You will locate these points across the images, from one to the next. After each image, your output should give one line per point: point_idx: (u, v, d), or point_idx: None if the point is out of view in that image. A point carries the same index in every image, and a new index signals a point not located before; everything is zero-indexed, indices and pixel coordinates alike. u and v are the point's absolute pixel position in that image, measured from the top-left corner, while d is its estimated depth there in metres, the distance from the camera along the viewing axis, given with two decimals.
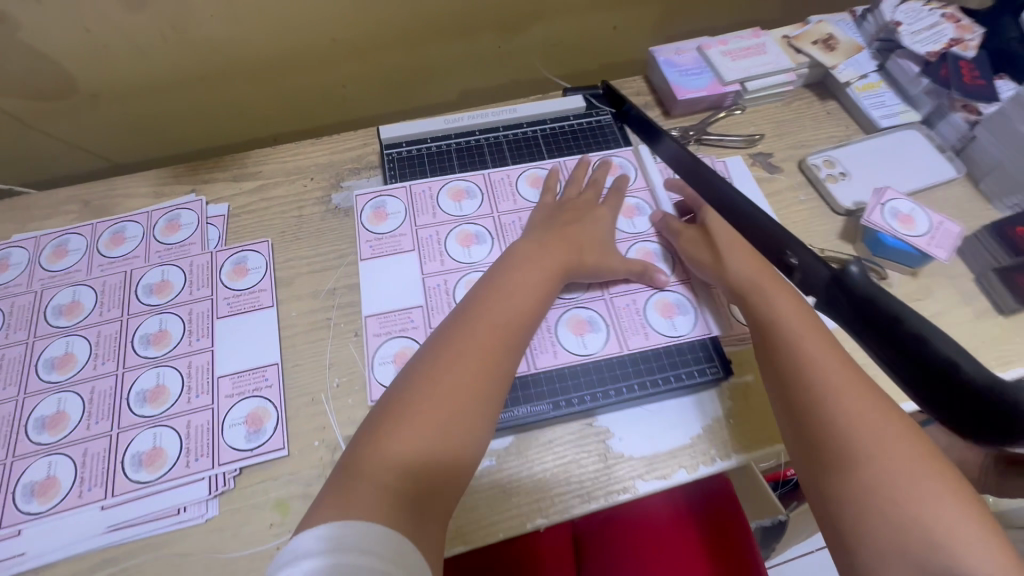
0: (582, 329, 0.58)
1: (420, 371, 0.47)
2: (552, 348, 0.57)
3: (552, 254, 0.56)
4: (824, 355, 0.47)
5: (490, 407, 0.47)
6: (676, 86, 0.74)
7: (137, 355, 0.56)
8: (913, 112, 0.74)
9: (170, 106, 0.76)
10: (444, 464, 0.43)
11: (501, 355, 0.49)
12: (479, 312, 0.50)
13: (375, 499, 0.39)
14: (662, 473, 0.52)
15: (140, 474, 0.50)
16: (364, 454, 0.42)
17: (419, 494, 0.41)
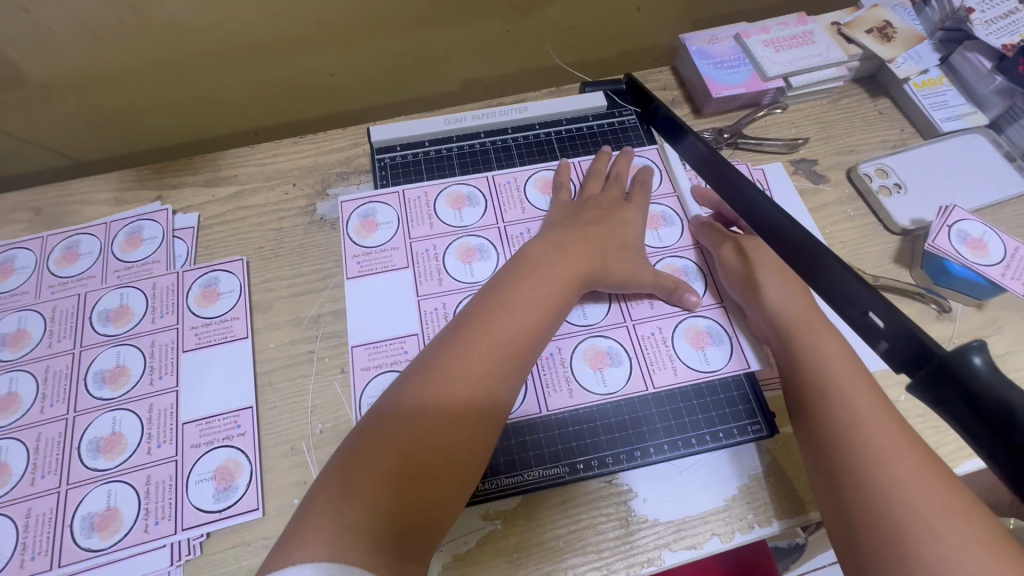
0: (600, 362, 0.50)
1: (406, 393, 0.40)
2: (566, 383, 0.49)
3: (571, 260, 0.48)
4: (874, 404, 0.40)
5: (484, 439, 0.40)
6: (710, 81, 0.64)
7: (90, 396, 0.49)
8: (980, 113, 0.65)
9: (133, 97, 0.67)
10: (423, 508, 0.36)
11: (501, 378, 0.42)
12: (477, 326, 0.43)
13: (345, 542, 0.33)
14: (692, 543, 0.45)
15: (91, 540, 0.44)
16: (334, 488, 0.36)
17: (398, 537, 0.34)
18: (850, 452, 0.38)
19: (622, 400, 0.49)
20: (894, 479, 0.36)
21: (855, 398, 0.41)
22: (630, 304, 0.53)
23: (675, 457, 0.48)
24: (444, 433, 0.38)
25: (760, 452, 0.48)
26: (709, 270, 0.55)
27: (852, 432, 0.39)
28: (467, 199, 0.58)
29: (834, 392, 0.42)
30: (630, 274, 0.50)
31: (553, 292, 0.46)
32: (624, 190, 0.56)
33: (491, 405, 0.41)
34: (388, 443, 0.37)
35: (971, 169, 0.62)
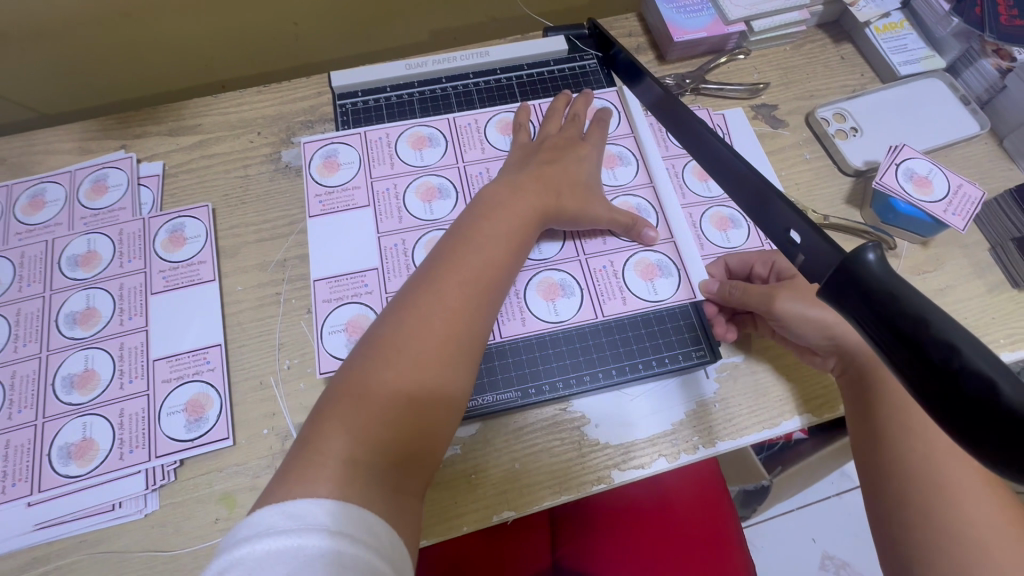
0: (553, 293, 0.52)
1: (382, 337, 0.41)
2: (522, 313, 0.52)
3: (524, 200, 0.49)
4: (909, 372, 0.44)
5: (464, 375, 0.42)
6: (673, 25, 0.65)
7: (62, 336, 0.51)
8: (937, 57, 0.65)
9: (94, 44, 0.66)
10: (413, 436, 0.38)
11: (475, 317, 0.43)
12: (448, 268, 0.44)
13: (340, 474, 0.35)
14: (640, 462, 0.48)
15: (68, 467, 0.46)
16: (323, 428, 0.37)
17: (391, 468, 0.37)
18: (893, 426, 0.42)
19: (573, 328, 0.52)
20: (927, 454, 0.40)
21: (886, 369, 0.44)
22: (585, 237, 0.55)
23: (626, 384, 0.51)
24: (423, 372, 0.40)
25: (706, 377, 0.51)
26: (661, 207, 0.57)
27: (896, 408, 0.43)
28: (429, 140, 0.58)
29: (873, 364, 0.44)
30: (584, 212, 0.52)
31: (514, 232, 0.48)
32: (581, 128, 0.57)
33: (468, 343, 0.42)
34: (373, 384, 0.39)
35: (926, 113, 0.63)
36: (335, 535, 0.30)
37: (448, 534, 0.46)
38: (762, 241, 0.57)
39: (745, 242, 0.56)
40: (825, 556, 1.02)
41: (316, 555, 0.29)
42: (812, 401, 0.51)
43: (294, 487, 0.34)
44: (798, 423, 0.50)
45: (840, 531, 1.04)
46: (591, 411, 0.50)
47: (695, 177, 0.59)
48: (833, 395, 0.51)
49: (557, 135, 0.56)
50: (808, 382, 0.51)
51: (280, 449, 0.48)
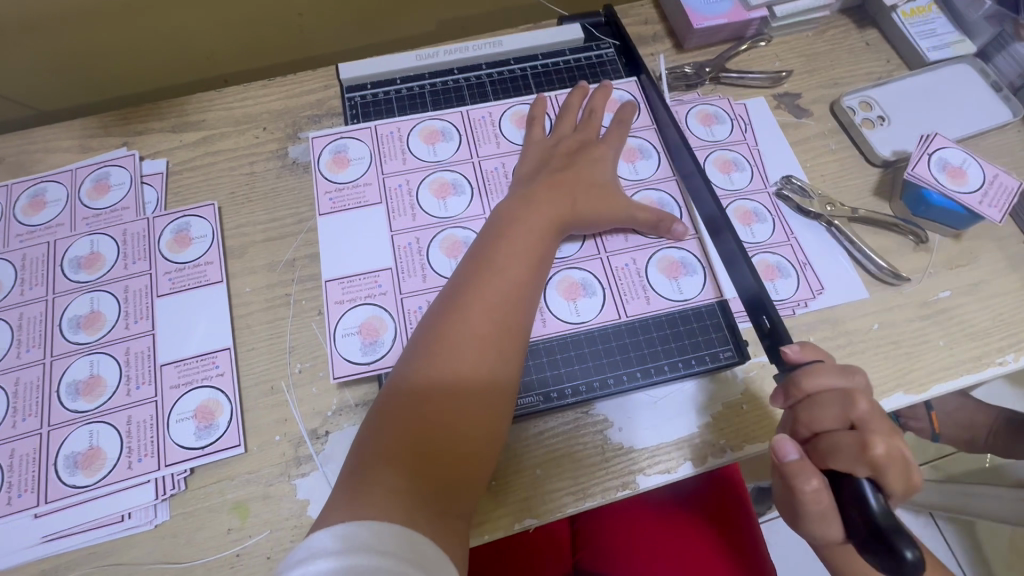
0: (573, 293, 0.51)
1: (421, 357, 0.41)
2: (545, 314, 0.50)
3: (542, 206, 0.48)
4: None
5: (498, 396, 0.41)
6: (692, 11, 0.62)
7: (66, 341, 0.49)
8: (967, 42, 0.63)
9: (93, 38, 0.64)
10: (459, 456, 0.38)
11: (505, 337, 0.42)
12: (480, 281, 0.43)
13: (385, 503, 0.34)
14: (667, 467, 0.47)
15: (76, 477, 0.44)
16: (363, 458, 0.37)
17: (435, 495, 0.36)
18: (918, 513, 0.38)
19: (596, 330, 0.50)
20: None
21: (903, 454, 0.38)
22: (605, 236, 0.53)
23: (650, 387, 0.49)
24: (457, 398, 0.39)
25: (733, 379, 0.49)
26: (684, 201, 0.54)
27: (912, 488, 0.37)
28: (442, 136, 0.56)
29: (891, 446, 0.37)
30: (604, 210, 0.50)
31: (535, 242, 0.46)
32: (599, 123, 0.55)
33: (501, 363, 0.41)
34: (409, 412, 0.38)
35: (956, 101, 0.61)
36: (378, 554, 0.30)
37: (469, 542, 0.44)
38: (788, 234, 0.55)
39: (771, 237, 0.55)
40: None
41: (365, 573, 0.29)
42: None
43: (340, 513, 0.34)
44: None
45: None
46: (614, 416, 0.48)
47: (718, 169, 0.58)
48: None
49: (573, 133, 0.54)
50: None
51: (293, 456, 0.47)
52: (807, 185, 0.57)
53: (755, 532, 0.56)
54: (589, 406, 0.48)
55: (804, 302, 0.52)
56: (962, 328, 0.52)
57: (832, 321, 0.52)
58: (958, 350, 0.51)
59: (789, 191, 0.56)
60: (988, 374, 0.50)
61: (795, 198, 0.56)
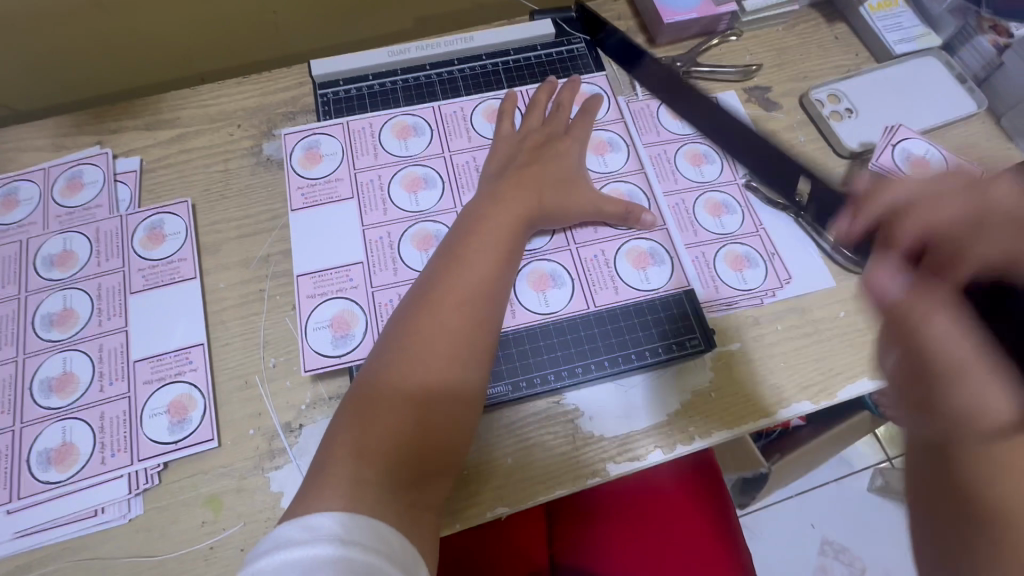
0: (543, 284, 0.51)
1: (392, 351, 0.41)
2: (516, 306, 0.51)
3: (510, 205, 0.49)
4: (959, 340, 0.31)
5: (469, 390, 0.41)
6: (663, 7, 0.63)
7: (39, 339, 0.49)
8: (933, 35, 0.64)
9: (67, 38, 0.64)
10: (427, 450, 0.38)
11: (477, 332, 0.43)
12: (450, 276, 0.44)
13: (356, 495, 0.35)
14: (636, 454, 0.47)
15: (48, 473, 0.45)
16: (335, 451, 0.37)
17: (405, 487, 0.37)
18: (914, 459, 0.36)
19: (564, 321, 0.51)
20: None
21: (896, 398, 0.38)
22: (575, 228, 0.53)
23: (620, 375, 0.50)
24: (429, 391, 0.40)
25: (700, 367, 0.50)
26: (652, 193, 0.56)
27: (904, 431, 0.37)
28: (414, 131, 0.57)
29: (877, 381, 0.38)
30: (569, 204, 0.51)
31: (504, 240, 0.47)
32: (567, 117, 0.56)
33: (472, 357, 0.42)
34: (380, 406, 0.39)
35: (922, 93, 0.62)
36: (343, 543, 0.31)
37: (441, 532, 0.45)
38: (756, 225, 0.56)
39: (740, 228, 0.56)
40: (824, 542, 1.02)
41: (331, 558, 0.30)
42: (810, 388, 0.50)
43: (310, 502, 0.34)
44: (795, 411, 0.49)
45: (841, 517, 1.04)
46: (584, 404, 0.49)
47: (688, 162, 0.58)
48: (829, 383, 0.50)
49: (540, 127, 0.55)
50: (803, 371, 0.50)
51: (267, 449, 0.47)
52: (776, 176, 0.58)
53: (730, 525, 0.56)
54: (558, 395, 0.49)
55: (772, 292, 0.53)
56: None
57: (799, 310, 0.53)
58: None
59: (758, 183, 0.57)
60: None
61: (764, 189, 0.57)
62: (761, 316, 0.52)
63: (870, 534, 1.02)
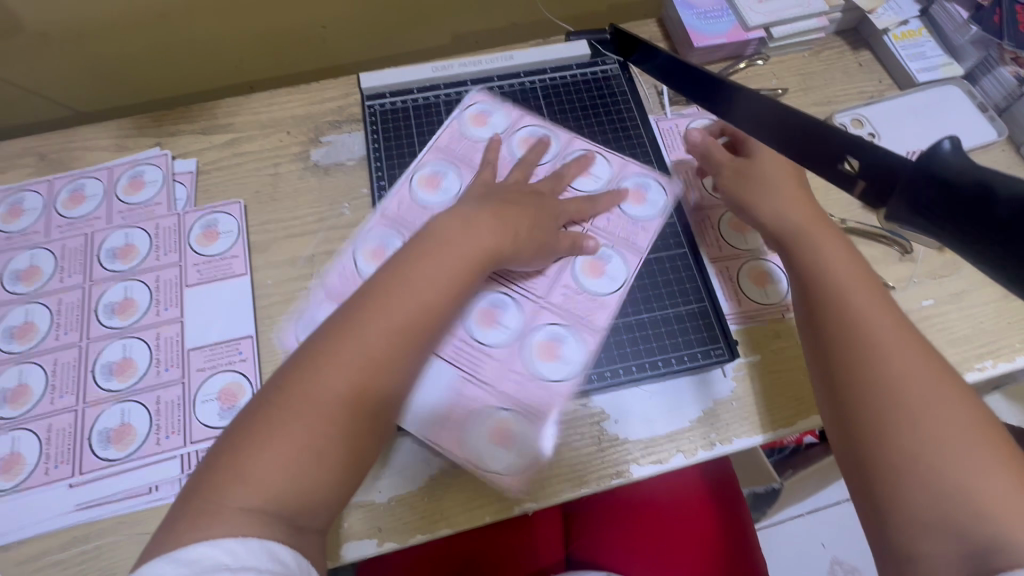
0: (600, 292, 0.55)
1: (322, 349, 0.40)
2: (580, 327, 0.53)
3: (489, 214, 0.48)
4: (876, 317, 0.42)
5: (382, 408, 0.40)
6: (694, 31, 0.66)
7: (101, 325, 0.53)
8: (955, 65, 0.66)
9: (133, 47, 0.69)
10: (331, 462, 0.37)
11: (401, 342, 0.41)
12: (398, 282, 0.43)
13: (245, 514, 0.34)
14: (658, 458, 0.50)
15: (108, 451, 0.48)
16: (232, 446, 0.36)
17: (303, 503, 0.36)
18: (866, 379, 0.40)
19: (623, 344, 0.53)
20: (937, 446, 0.36)
21: (889, 343, 0.40)
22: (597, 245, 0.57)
23: (647, 382, 0.52)
24: (354, 404, 0.38)
25: (723, 376, 0.52)
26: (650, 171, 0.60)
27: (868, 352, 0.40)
28: (442, 177, 0.59)
29: (848, 301, 0.43)
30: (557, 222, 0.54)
31: (467, 256, 0.46)
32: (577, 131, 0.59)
33: (393, 372, 0.41)
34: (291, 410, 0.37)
35: (942, 120, 0.64)
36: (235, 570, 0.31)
37: (471, 523, 0.48)
38: None
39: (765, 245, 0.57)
40: (834, 561, 1.02)
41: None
42: None
43: (223, 498, 0.34)
44: (816, 422, 0.51)
45: (850, 536, 1.04)
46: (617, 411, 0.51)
47: None
48: None
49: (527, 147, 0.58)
50: None
51: None
52: None
53: (746, 539, 0.56)
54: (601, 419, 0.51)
55: None
56: (943, 335, 0.55)
57: None
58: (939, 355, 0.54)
59: None
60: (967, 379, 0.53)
61: None
62: (782, 329, 0.54)
63: None
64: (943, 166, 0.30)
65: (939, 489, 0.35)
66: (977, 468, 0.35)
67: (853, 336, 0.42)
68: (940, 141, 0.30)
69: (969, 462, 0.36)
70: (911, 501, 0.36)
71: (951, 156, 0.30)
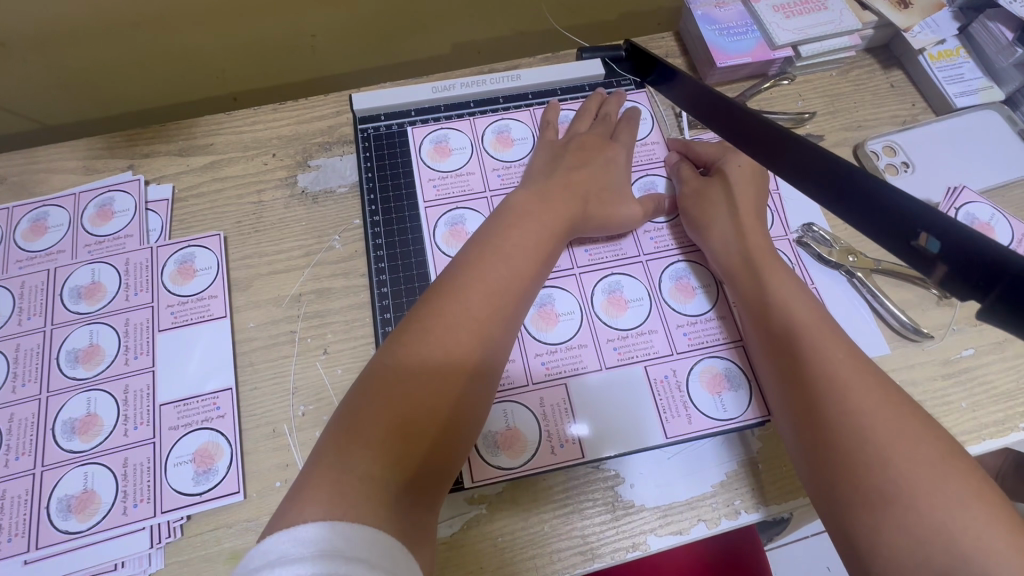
0: (622, 305, 0.51)
1: (408, 339, 0.39)
2: (628, 344, 0.50)
3: (560, 204, 0.48)
4: (828, 345, 0.41)
5: (488, 382, 0.40)
6: (716, 48, 0.61)
7: (63, 376, 0.48)
8: (995, 88, 0.61)
9: (104, 55, 0.63)
10: (431, 447, 0.36)
11: (491, 322, 0.41)
12: (475, 267, 0.42)
13: (346, 491, 0.31)
14: (677, 528, 0.45)
15: (68, 522, 0.43)
16: (333, 442, 0.34)
17: (413, 490, 0.34)
18: (826, 408, 0.38)
19: (654, 330, 0.50)
20: (903, 479, 0.34)
21: (842, 370, 0.39)
22: (569, 256, 0.53)
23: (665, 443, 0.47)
24: (450, 384, 0.38)
25: (749, 437, 0.48)
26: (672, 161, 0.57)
27: (823, 381, 0.39)
28: (463, 223, 0.54)
29: (799, 333, 0.42)
30: (614, 216, 0.50)
31: (544, 238, 0.46)
32: (590, 123, 0.56)
33: (491, 350, 0.40)
34: (396, 395, 0.36)
35: (982, 149, 0.59)
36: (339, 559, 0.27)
37: None
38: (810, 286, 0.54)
39: None
40: None
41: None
42: None
43: (325, 482, 0.32)
44: None
45: None
46: (624, 447, 0.46)
47: None
48: None
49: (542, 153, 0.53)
50: None
51: None
52: (829, 233, 0.55)
53: None
54: (645, 434, 0.47)
55: None
56: (984, 389, 0.50)
57: None
58: (981, 413, 0.49)
59: (810, 239, 0.55)
60: (1010, 440, 0.49)
61: (815, 246, 0.55)
62: None
63: None
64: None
65: (910, 525, 0.32)
66: (946, 502, 0.33)
67: (810, 366, 0.40)
68: None
69: (942, 491, 0.33)
70: (893, 546, 0.32)
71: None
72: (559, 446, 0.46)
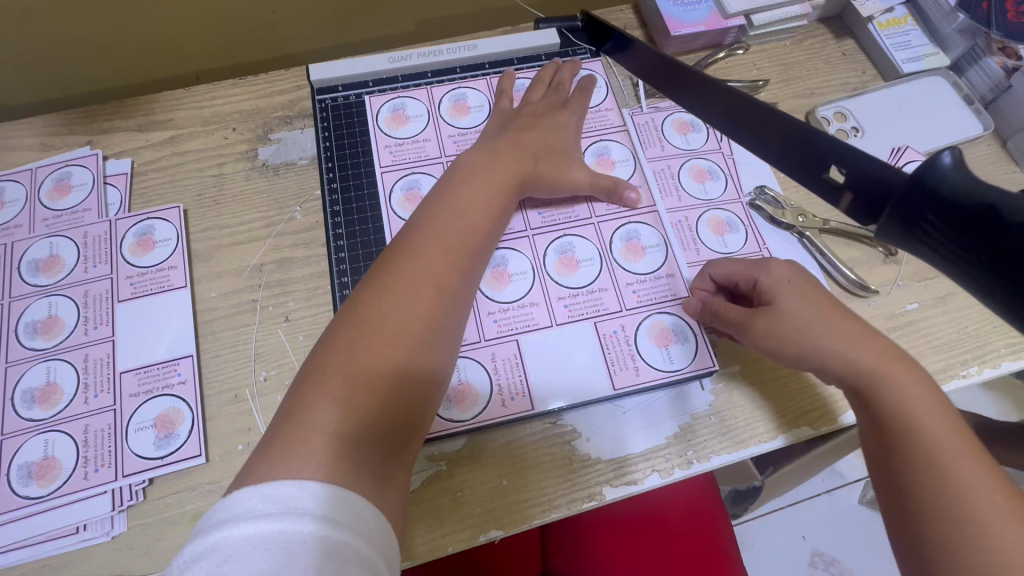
0: (572, 265, 0.52)
1: (365, 303, 0.39)
2: (578, 303, 0.51)
3: (504, 162, 0.48)
4: (927, 414, 0.38)
5: (449, 337, 0.41)
6: (670, 18, 0.62)
7: (22, 347, 0.48)
8: (941, 55, 0.63)
9: (60, 34, 0.62)
10: (399, 401, 0.37)
11: (450, 280, 0.41)
12: (430, 228, 0.43)
13: (316, 448, 0.32)
14: (633, 478, 0.47)
15: (29, 488, 0.43)
16: (298, 403, 0.35)
17: (380, 439, 0.35)
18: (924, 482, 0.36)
19: (604, 288, 0.52)
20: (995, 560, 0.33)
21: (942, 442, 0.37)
22: (522, 218, 0.54)
23: (618, 397, 0.49)
24: (411, 337, 0.38)
25: (699, 389, 0.49)
26: (625, 128, 0.58)
27: (923, 452, 0.37)
28: (418, 188, 0.55)
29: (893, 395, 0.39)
30: (565, 177, 0.51)
31: (494, 196, 0.46)
32: (544, 90, 0.57)
33: (450, 305, 0.41)
34: (360, 352, 0.36)
35: (928, 113, 0.61)
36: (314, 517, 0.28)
37: (433, 555, 0.44)
38: (760, 245, 0.55)
39: (742, 247, 0.55)
40: (815, 553, 1.02)
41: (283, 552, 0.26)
42: (811, 413, 0.49)
43: (296, 441, 0.32)
44: (797, 436, 0.48)
45: (831, 529, 1.04)
46: (573, 400, 0.48)
47: (692, 178, 0.57)
48: (830, 408, 0.49)
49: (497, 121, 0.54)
50: (803, 396, 0.49)
51: None
52: (781, 195, 0.57)
53: (724, 540, 0.55)
54: (594, 386, 0.48)
55: None
56: (927, 340, 0.52)
57: None
58: (923, 362, 0.51)
59: (762, 202, 0.56)
60: (951, 387, 0.51)
61: (767, 208, 0.56)
62: None
63: (862, 544, 1.02)
64: (940, 182, 0.26)
65: None
66: (1014, 523, 0.33)
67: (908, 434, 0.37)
68: (937, 158, 0.26)
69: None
70: None
71: (951, 173, 0.26)
72: (510, 399, 0.48)
